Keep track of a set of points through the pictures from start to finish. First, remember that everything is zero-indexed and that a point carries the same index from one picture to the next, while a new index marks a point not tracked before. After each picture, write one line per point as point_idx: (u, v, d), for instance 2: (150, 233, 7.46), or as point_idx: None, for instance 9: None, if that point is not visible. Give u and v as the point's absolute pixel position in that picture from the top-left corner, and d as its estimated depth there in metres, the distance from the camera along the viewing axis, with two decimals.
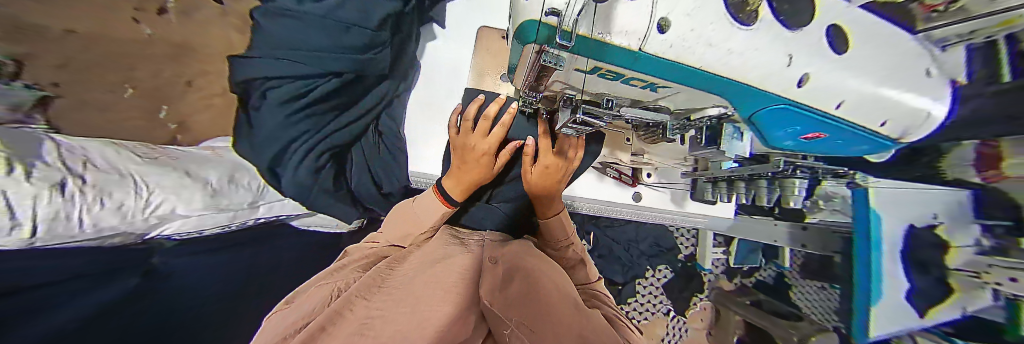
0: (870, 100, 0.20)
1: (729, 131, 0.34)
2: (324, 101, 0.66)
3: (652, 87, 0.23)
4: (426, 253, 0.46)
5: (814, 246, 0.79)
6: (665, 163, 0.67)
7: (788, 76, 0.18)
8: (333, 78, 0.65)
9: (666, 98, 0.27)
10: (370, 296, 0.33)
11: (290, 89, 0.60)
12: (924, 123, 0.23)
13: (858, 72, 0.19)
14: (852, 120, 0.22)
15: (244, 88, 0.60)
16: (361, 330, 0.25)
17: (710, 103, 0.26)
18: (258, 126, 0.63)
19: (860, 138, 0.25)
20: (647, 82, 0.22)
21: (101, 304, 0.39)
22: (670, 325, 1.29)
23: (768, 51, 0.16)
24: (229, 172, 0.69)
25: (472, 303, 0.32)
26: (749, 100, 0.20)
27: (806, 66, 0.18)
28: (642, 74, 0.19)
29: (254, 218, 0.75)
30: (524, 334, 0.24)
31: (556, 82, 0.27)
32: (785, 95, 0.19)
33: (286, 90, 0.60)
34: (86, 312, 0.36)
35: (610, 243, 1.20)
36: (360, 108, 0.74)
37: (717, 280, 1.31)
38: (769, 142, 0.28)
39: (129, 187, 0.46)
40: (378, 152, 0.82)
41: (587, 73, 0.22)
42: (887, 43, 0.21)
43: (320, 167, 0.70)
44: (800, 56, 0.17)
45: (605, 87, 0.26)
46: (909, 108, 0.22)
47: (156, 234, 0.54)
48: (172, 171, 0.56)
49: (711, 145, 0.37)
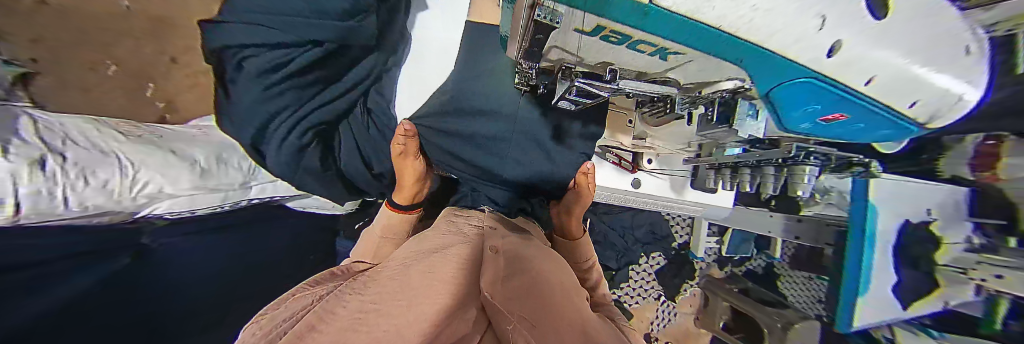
0: (901, 75, 0.18)
1: (745, 110, 0.32)
2: (304, 75, 0.63)
3: (661, 53, 0.20)
4: (422, 243, 0.43)
5: (807, 238, 0.79)
6: (668, 148, 0.64)
7: (820, 43, 0.15)
8: (313, 48, 0.61)
9: (677, 68, 0.24)
10: (365, 289, 0.32)
11: (266, 59, 0.57)
12: (953, 110, 0.22)
13: (899, 41, 0.16)
14: (879, 99, 0.20)
15: (221, 57, 0.57)
16: (351, 326, 0.22)
17: (724, 75, 0.24)
18: (238, 100, 0.60)
19: (881, 122, 0.23)
20: (657, 47, 0.18)
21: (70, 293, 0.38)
22: (660, 309, 1.33)
23: (809, 8, 0.13)
24: (216, 151, 0.65)
25: (472, 296, 0.30)
26: (768, 72, 0.18)
27: (844, 32, 0.14)
28: (653, 37, 0.16)
29: (247, 199, 0.72)
30: (525, 330, 0.23)
31: (553, 48, 0.24)
32: (809, 67, 0.17)
33: (260, 61, 0.57)
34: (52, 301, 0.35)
35: (605, 230, 1.21)
36: (349, 82, 0.73)
37: (708, 268, 1.35)
38: (784, 125, 0.26)
39: (113, 165, 0.44)
40: (367, 131, 0.78)
41: (588, 35, 0.19)
42: (941, 9, 0.18)
43: (304, 145, 0.68)
44: (843, 18, 0.14)
45: (606, 55, 0.24)
46: (945, 87, 0.19)
47: (148, 213, 0.53)
48: (156, 151, 0.53)
49: (723, 125, 0.35)
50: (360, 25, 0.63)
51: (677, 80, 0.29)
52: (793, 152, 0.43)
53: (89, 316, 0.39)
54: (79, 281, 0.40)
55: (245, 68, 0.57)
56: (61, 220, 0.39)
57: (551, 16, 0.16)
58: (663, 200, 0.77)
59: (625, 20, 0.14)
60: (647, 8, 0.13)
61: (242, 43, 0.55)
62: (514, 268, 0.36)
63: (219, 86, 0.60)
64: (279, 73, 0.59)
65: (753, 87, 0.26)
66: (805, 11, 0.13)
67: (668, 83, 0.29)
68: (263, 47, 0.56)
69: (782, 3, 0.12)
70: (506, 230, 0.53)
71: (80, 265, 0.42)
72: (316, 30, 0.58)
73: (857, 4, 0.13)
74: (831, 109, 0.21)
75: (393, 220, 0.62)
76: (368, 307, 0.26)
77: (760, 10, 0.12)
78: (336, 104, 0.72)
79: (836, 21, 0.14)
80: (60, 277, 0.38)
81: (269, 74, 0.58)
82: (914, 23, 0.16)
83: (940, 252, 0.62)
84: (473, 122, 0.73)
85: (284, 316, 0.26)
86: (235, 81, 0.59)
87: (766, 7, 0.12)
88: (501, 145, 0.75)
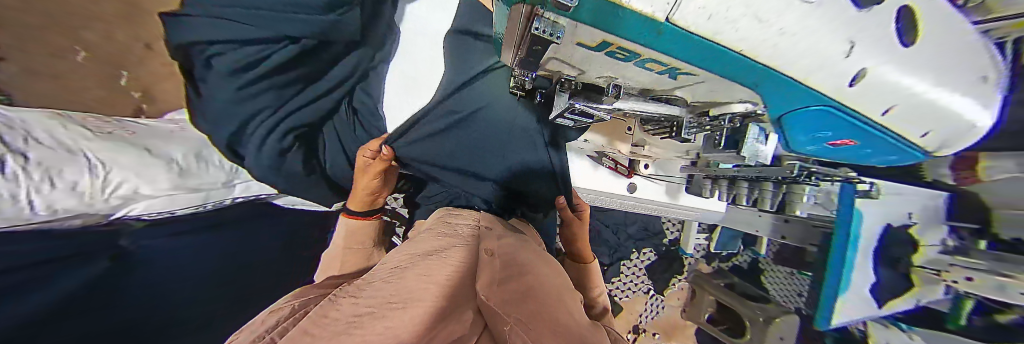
0: (921, 108, 0.18)
1: (755, 132, 0.30)
2: (282, 71, 0.59)
3: (670, 73, 0.19)
4: (415, 247, 0.41)
5: (793, 238, 0.81)
6: (665, 156, 0.64)
7: (843, 71, 0.14)
8: (289, 44, 0.55)
9: (684, 88, 0.23)
10: (360, 292, 0.29)
11: (238, 56, 0.52)
12: (963, 135, 0.22)
13: (920, 72, 0.16)
14: (896, 129, 0.20)
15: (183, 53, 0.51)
16: (346, 329, 0.19)
17: (736, 97, 0.22)
18: (210, 97, 0.57)
19: (896, 150, 0.23)
20: (667, 66, 0.17)
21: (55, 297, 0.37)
22: (649, 302, 1.36)
23: (832, 36, 0.12)
24: (197, 148, 0.63)
25: (466, 297, 0.27)
26: (787, 98, 0.17)
27: (866, 60, 0.14)
28: (666, 56, 0.15)
29: (231, 198, 0.70)
30: (524, 331, 0.20)
31: (553, 59, 0.22)
32: (829, 96, 0.16)
33: (233, 56, 0.52)
34: (36, 304, 0.35)
35: (599, 226, 1.22)
36: (331, 80, 0.67)
37: (696, 263, 1.36)
38: (791, 147, 0.27)
39: (81, 165, 0.44)
40: (353, 130, 0.74)
41: (592, 49, 0.17)
42: (959, 36, 0.17)
43: (286, 149, 0.66)
44: (862, 47, 0.13)
45: (607, 70, 0.22)
46: (958, 120, 0.20)
47: (124, 215, 0.51)
48: (130, 148, 0.51)
49: (731, 149, 0.34)
50: (342, 18, 0.57)
51: (683, 98, 0.28)
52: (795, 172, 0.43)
53: (87, 312, 0.40)
54: (62, 284, 0.39)
55: (213, 66, 0.53)
56: (30, 224, 0.39)
57: (551, 29, 0.14)
58: (658, 205, 0.78)
59: (635, 37, 0.13)
60: (663, 27, 0.11)
61: (204, 39, 0.49)
62: (512, 271, 0.34)
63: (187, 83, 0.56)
64: (254, 70, 0.55)
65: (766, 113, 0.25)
66: (830, 38, 0.12)
67: (673, 101, 0.28)
68: (234, 43, 0.51)
69: (808, 26, 0.11)
70: (502, 230, 0.52)
71: (57, 268, 0.40)
72: (292, 22, 0.52)
73: (878, 37, 0.13)
74: (850, 138, 0.22)
75: (354, 227, 0.64)
76: (364, 310, 0.23)
77: (786, 34, 0.11)
78: (323, 102, 0.68)
79: (863, 47, 0.13)
80: (41, 282, 0.37)
81: (242, 72, 0.54)
82: (936, 52, 0.16)
83: (918, 254, 0.64)
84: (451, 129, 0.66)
85: (267, 326, 0.24)
86: (206, 80, 0.55)
87: (793, 30, 0.11)
88: (486, 152, 0.69)
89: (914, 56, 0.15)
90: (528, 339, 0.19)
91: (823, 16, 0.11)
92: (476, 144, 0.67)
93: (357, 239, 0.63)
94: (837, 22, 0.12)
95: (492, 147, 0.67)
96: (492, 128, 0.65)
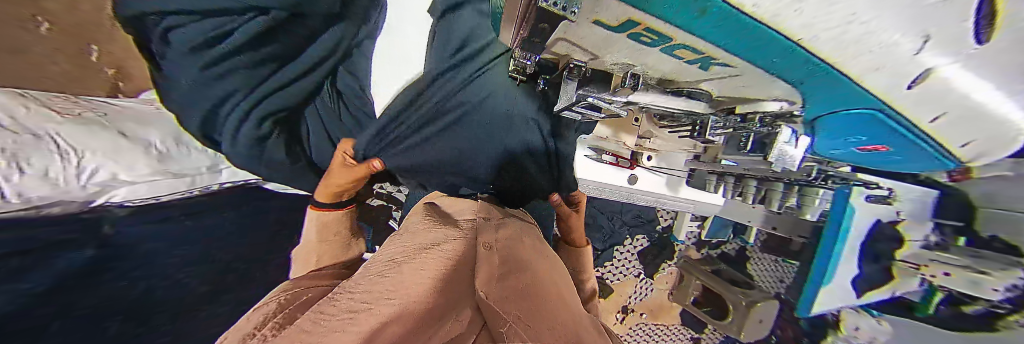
0: (969, 113, 0.17)
1: (784, 138, 0.25)
2: (252, 49, 0.52)
3: (703, 63, 0.17)
4: (416, 239, 0.39)
5: (782, 230, 0.84)
6: (671, 148, 0.61)
7: (902, 68, 0.12)
8: (258, 16, 0.48)
9: (715, 80, 0.20)
10: (355, 287, 0.28)
11: (202, 30, 0.48)
12: (1003, 145, 0.21)
13: (985, 77, 0.14)
14: (930, 134, 0.19)
15: (137, 25, 0.47)
16: (342, 327, 0.17)
17: (770, 94, 0.20)
18: (176, 77, 0.52)
19: (919, 153, 0.23)
20: (700, 54, 0.15)
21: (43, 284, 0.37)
22: (638, 285, 1.42)
23: (913, 26, 0.10)
24: (177, 131, 0.62)
25: (467, 295, 0.26)
26: (833, 92, 0.16)
27: (931, 60, 0.12)
28: (706, 43, 0.12)
29: (218, 182, 0.68)
30: (523, 329, 0.20)
31: (560, 41, 0.19)
32: (877, 94, 0.15)
33: (192, 33, 0.48)
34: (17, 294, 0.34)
35: (595, 213, 1.23)
36: (302, 62, 0.59)
37: (686, 249, 1.38)
38: (817, 149, 0.27)
39: (48, 149, 0.43)
40: (338, 113, 0.67)
41: (613, 30, 0.15)
42: None
43: (264, 136, 0.61)
44: (940, 42, 0.11)
45: (626, 56, 0.19)
46: (1005, 126, 0.19)
47: (107, 201, 0.50)
48: (100, 132, 0.50)
49: (756, 153, 0.29)
50: None
51: (709, 93, 0.25)
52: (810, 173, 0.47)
53: (89, 289, 0.42)
54: (48, 273, 0.39)
55: (171, 41, 0.49)
56: (6, 211, 0.38)
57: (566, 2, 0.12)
58: (657, 196, 0.77)
59: (671, 17, 0.11)
60: (711, 5, 0.09)
61: (159, 9, 0.44)
62: (512, 266, 0.34)
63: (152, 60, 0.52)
64: (221, 47, 0.50)
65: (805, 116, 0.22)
66: (906, 32, 0.10)
67: (696, 95, 0.25)
68: (191, 14, 0.46)
69: (894, 11, 0.09)
70: (500, 220, 0.51)
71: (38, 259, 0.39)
72: None
73: (970, 29, 0.11)
74: (878, 138, 0.21)
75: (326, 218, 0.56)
76: (359, 306, 0.22)
77: (855, 23, 0.09)
78: (300, 84, 0.61)
79: (939, 43, 0.11)
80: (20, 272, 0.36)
81: (205, 49, 0.50)
82: None
83: (902, 248, 0.65)
84: (445, 115, 0.61)
85: (262, 319, 0.23)
86: (165, 57, 0.51)
87: (866, 19, 0.09)
88: (487, 137, 0.63)
89: (988, 56, 0.13)
90: (529, 341, 0.18)
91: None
92: (475, 127, 0.62)
93: (332, 230, 0.56)
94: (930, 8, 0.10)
95: (491, 133, 0.62)
96: (489, 112, 0.60)
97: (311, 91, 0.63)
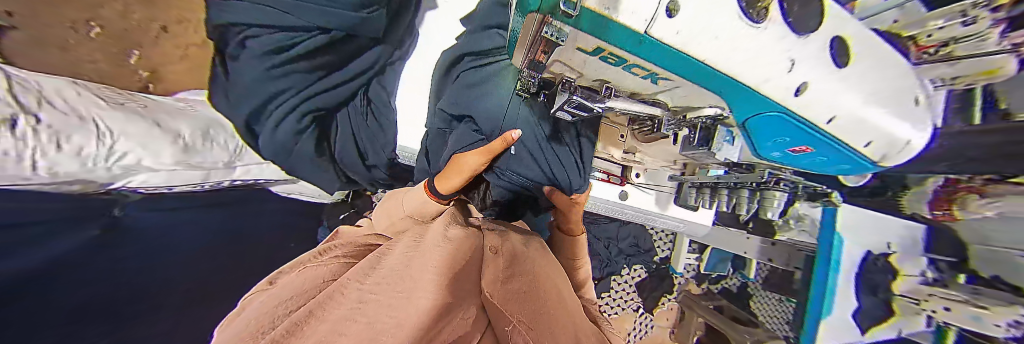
0: (857, 121, 0.21)
1: (723, 134, 0.35)
2: (310, 58, 0.62)
3: (652, 78, 0.22)
4: (423, 237, 0.40)
5: (779, 260, 0.82)
6: (654, 163, 0.68)
7: (787, 82, 0.17)
8: (321, 34, 0.60)
9: (666, 92, 0.26)
10: (365, 278, 0.28)
11: (274, 40, 0.57)
12: (902, 150, 0.25)
13: (849, 87, 0.19)
14: (842, 139, 0.23)
15: (221, 33, 0.57)
16: (349, 316, 0.19)
17: (706, 102, 0.25)
18: (236, 78, 0.62)
19: (836, 154, 0.25)
20: (648, 71, 0.20)
21: (50, 258, 0.40)
22: (638, 321, 1.35)
23: (771, 55, 0.15)
24: (204, 127, 0.65)
25: (472, 294, 0.27)
26: (753, 105, 0.20)
27: (803, 76, 0.17)
28: (649, 62, 0.18)
29: (230, 179, 0.71)
30: (524, 331, 0.21)
31: (556, 62, 0.25)
32: (780, 103, 0.19)
33: (268, 41, 0.57)
34: (34, 259, 0.38)
35: (591, 239, 1.23)
36: (346, 72, 0.68)
37: (686, 283, 1.37)
38: (761, 152, 0.31)
39: (92, 133, 0.45)
40: (365, 122, 0.73)
41: (588, 54, 0.20)
42: (880, 62, 0.20)
43: (303, 130, 0.67)
44: (801, 64, 0.16)
45: (605, 74, 0.25)
46: (894, 131, 0.22)
47: (121, 186, 0.52)
48: (140, 122, 0.53)
49: (703, 146, 0.37)
50: (369, 16, 0.61)
51: (665, 102, 0.30)
52: (766, 177, 0.48)
53: (75, 271, 0.43)
54: (50, 248, 0.41)
55: (246, 47, 0.58)
56: (32, 184, 0.40)
57: (557, 33, 0.17)
58: (648, 214, 0.80)
59: (624, 45, 0.16)
60: (643, 37, 0.14)
61: (250, 22, 0.55)
62: (514, 270, 0.35)
63: (221, 62, 0.62)
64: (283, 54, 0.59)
65: (732, 116, 0.27)
66: (775, 62, 0.16)
67: (657, 104, 0.30)
68: (274, 29, 0.56)
69: (759, 44, 0.15)
70: (503, 230, 0.52)
71: (49, 234, 0.42)
72: (325, 15, 0.57)
73: (816, 61, 0.17)
74: (799, 139, 0.24)
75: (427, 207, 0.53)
76: (366, 298, 0.23)
77: (739, 49, 0.15)
78: (336, 90, 0.68)
79: (802, 65, 0.17)
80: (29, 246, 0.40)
81: (276, 53, 0.59)
82: (867, 71, 0.19)
83: (897, 282, 0.57)
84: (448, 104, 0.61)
85: (278, 300, 0.26)
86: (236, 59, 0.60)
87: (744, 47, 0.15)
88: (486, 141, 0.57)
89: (842, 78, 0.18)
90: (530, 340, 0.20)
91: (763, 42, 0.15)
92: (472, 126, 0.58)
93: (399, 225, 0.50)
94: (781, 47, 0.15)
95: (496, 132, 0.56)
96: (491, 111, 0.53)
97: (348, 96, 0.71)
